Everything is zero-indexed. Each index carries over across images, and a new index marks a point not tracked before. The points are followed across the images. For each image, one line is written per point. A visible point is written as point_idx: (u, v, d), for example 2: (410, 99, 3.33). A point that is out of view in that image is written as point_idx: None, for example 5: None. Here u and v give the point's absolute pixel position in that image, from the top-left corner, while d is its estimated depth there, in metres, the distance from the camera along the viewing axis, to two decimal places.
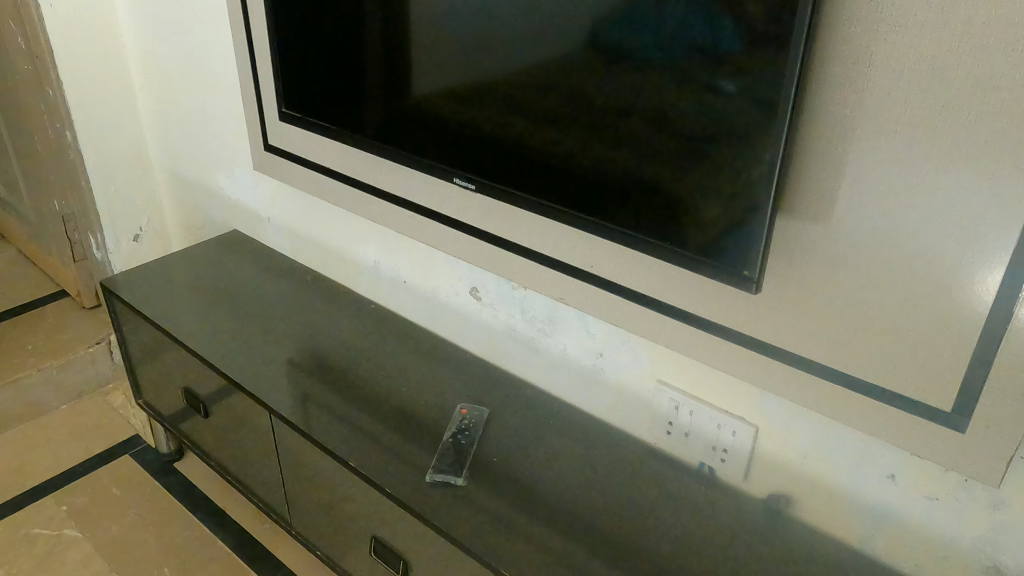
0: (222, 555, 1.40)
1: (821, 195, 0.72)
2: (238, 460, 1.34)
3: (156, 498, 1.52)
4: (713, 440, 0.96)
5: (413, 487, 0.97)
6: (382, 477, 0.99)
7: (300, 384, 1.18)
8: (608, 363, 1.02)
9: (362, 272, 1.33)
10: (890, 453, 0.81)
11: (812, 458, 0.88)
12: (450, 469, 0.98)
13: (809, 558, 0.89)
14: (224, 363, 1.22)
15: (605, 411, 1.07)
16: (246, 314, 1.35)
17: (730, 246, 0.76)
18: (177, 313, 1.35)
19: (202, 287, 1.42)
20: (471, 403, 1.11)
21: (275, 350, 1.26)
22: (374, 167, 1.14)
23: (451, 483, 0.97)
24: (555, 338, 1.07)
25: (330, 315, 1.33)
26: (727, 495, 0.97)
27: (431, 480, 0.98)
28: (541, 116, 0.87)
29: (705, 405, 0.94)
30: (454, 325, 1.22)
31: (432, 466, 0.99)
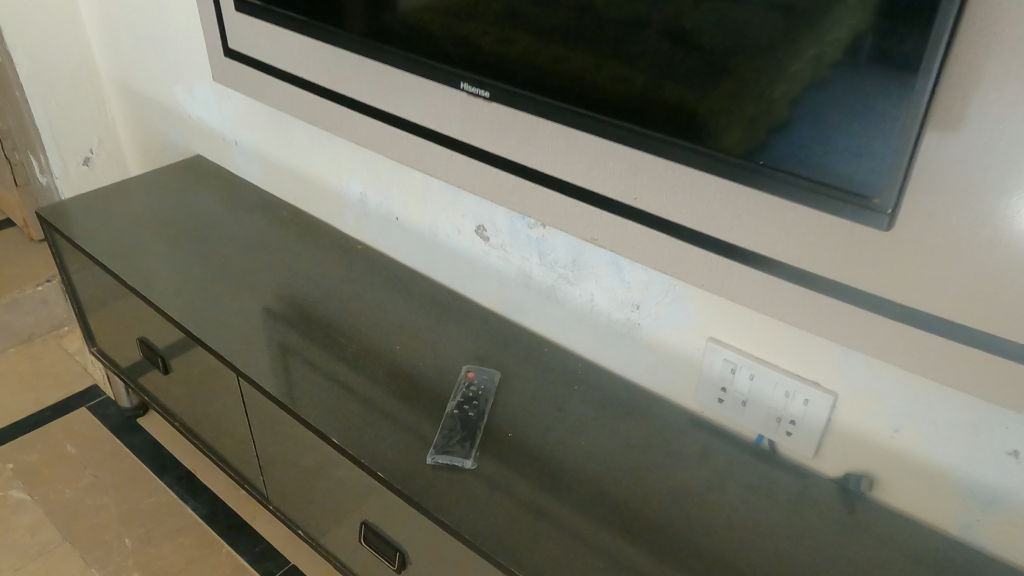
0: (189, 524, 1.23)
1: (978, 83, 0.50)
2: (206, 422, 1.16)
3: (118, 458, 1.35)
4: (776, 410, 0.79)
5: (409, 465, 0.80)
6: (370, 454, 0.81)
7: (272, 337, 0.99)
8: (646, 317, 0.85)
9: (345, 207, 1.13)
10: (1017, 424, 0.64)
11: (908, 435, 0.72)
12: (458, 449, 0.81)
13: (896, 551, 0.73)
14: (181, 309, 1.04)
15: (639, 373, 0.90)
16: (209, 253, 1.16)
17: (855, 162, 0.54)
18: (131, 249, 1.15)
19: (159, 220, 1.23)
20: (478, 366, 0.93)
21: (244, 298, 1.07)
22: (355, 72, 0.91)
23: (458, 467, 0.80)
24: (580, 288, 0.89)
25: (309, 257, 1.14)
26: (793, 476, 0.81)
27: (433, 462, 0.80)
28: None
29: (769, 368, 0.77)
30: (459, 271, 1.03)
31: (433, 445, 0.81)
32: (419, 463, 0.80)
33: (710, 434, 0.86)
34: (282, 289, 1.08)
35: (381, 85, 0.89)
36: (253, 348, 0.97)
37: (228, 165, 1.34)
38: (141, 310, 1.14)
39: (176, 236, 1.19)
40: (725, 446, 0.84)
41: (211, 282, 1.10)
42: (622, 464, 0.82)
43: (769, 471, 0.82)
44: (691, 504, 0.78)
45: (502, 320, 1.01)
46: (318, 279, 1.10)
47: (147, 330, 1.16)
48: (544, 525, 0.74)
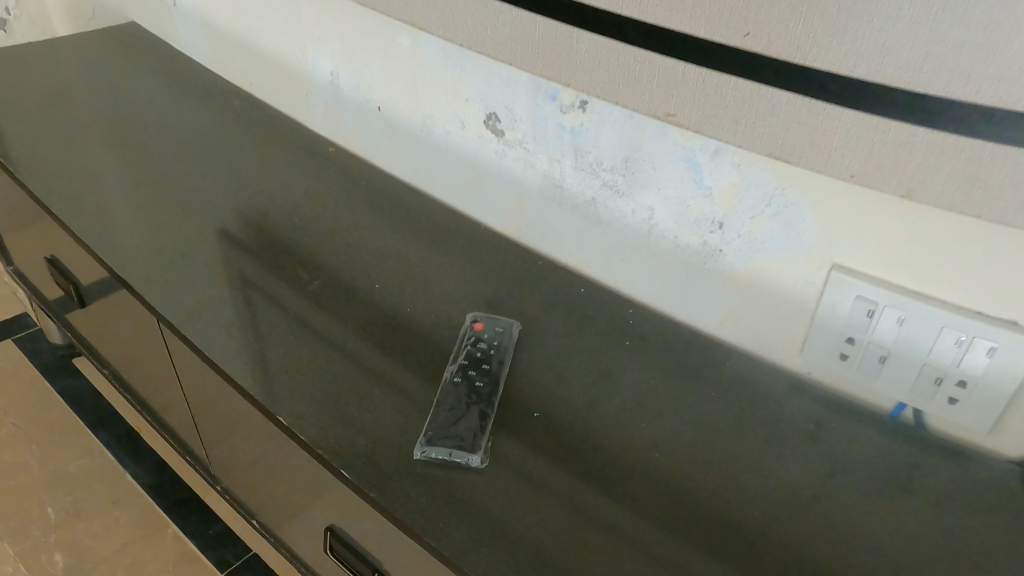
0: (125, 495, 0.97)
1: None
2: (141, 376, 0.91)
3: (45, 407, 1.08)
4: (937, 365, 0.53)
5: (388, 457, 0.54)
6: (334, 443, 0.56)
7: (210, 262, 0.73)
8: (733, 242, 0.59)
9: (311, 95, 0.85)
10: None
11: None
12: (462, 441, 0.55)
13: None
14: (90, 219, 0.77)
15: (717, 324, 0.64)
16: (138, 146, 0.88)
17: None
18: (37, 139, 0.88)
19: (76, 105, 0.94)
20: (489, 316, 0.66)
21: (174, 209, 0.80)
22: None
23: (462, 468, 0.54)
24: (635, 200, 0.63)
25: (265, 160, 0.87)
26: (951, 464, 0.56)
27: (425, 458, 0.54)
28: None
29: (930, 305, 0.51)
30: (461, 183, 0.76)
31: (426, 432, 0.55)
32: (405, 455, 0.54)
33: (823, 406, 0.60)
34: (227, 202, 0.81)
35: None
36: (181, 278, 0.71)
37: (172, 41, 1.05)
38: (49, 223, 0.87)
39: (96, 123, 0.92)
40: (844, 435, 0.59)
41: (134, 185, 0.82)
42: (699, 459, 0.56)
43: (914, 465, 0.56)
44: (806, 520, 0.52)
45: (520, 250, 0.75)
46: (277, 188, 0.82)
47: (59, 251, 0.89)
48: (588, 555, 0.49)
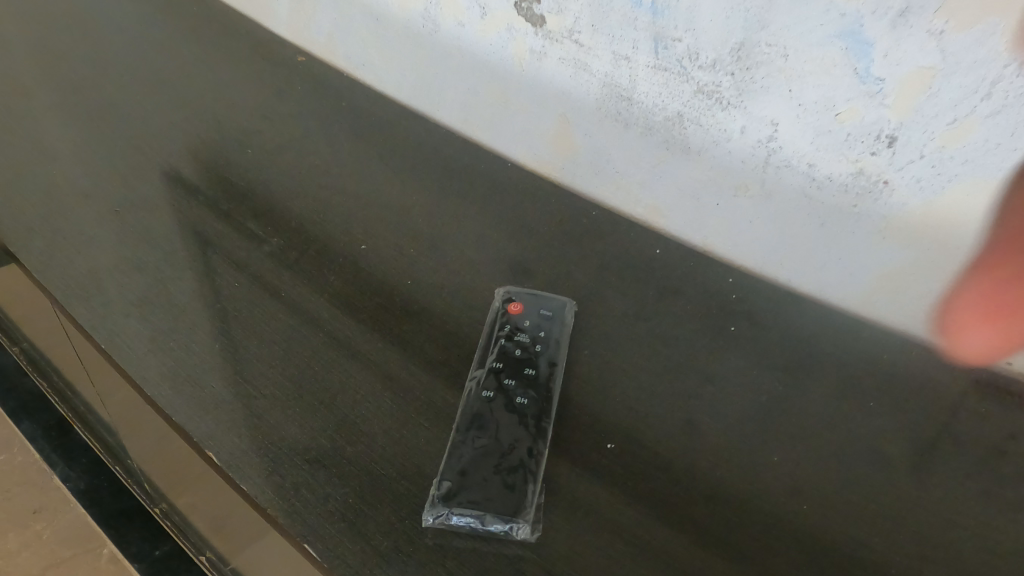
0: (50, 504, 0.78)
1: None
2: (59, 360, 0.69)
3: None
4: None
5: (384, 524, 0.35)
6: (298, 498, 0.35)
7: (127, 207, 0.51)
8: (914, 168, 0.38)
9: None
10: None
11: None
12: (503, 495, 0.35)
13: None
14: None
15: (865, 295, 0.44)
16: (39, 44, 0.65)
17: None
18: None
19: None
20: (529, 292, 0.46)
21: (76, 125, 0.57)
22: None
23: (505, 540, 0.34)
24: (747, 109, 0.41)
25: (209, 62, 0.64)
26: None
27: (446, 525, 0.34)
28: None
29: None
30: (478, 102, 0.55)
31: (446, 483, 0.36)
32: (411, 518, 0.35)
33: None
34: (152, 115, 0.58)
35: None
36: (76, 228, 0.49)
37: None
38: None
39: None
40: None
41: (25, 96, 0.59)
42: (869, 508, 0.36)
43: None
44: None
45: (562, 195, 0.54)
46: (226, 102, 0.60)
47: None
48: None
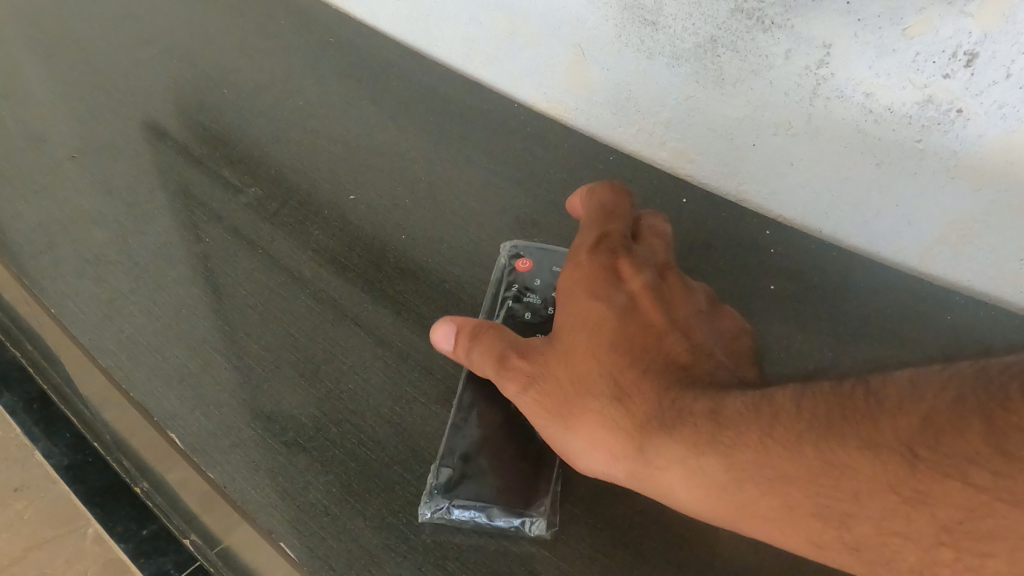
0: (32, 479, 0.73)
1: None
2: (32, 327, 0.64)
3: None
4: None
5: (374, 521, 0.30)
6: (270, 492, 0.31)
7: (88, 156, 0.46)
8: (996, 93, 0.31)
9: None
10: None
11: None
12: (515, 486, 0.31)
13: None
14: None
15: (925, 240, 0.39)
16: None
17: None
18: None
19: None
20: (540, 245, 0.40)
21: (35, 67, 0.51)
22: None
23: (516, 538, 0.30)
24: (794, 29, 0.35)
25: None
26: None
27: (445, 521, 0.30)
28: None
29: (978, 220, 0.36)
30: (482, 34, 0.48)
31: (452, 469, 0.31)
32: (405, 510, 0.31)
33: None
34: (120, 54, 0.52)
35: None
36: (29, 183, 0.44)
37: None
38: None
39: None
40: None
41: None
42: None
43: None
44: None
45: (577, 138, 0.48)
46: (201, 39, 0.54)
47: None
48: None
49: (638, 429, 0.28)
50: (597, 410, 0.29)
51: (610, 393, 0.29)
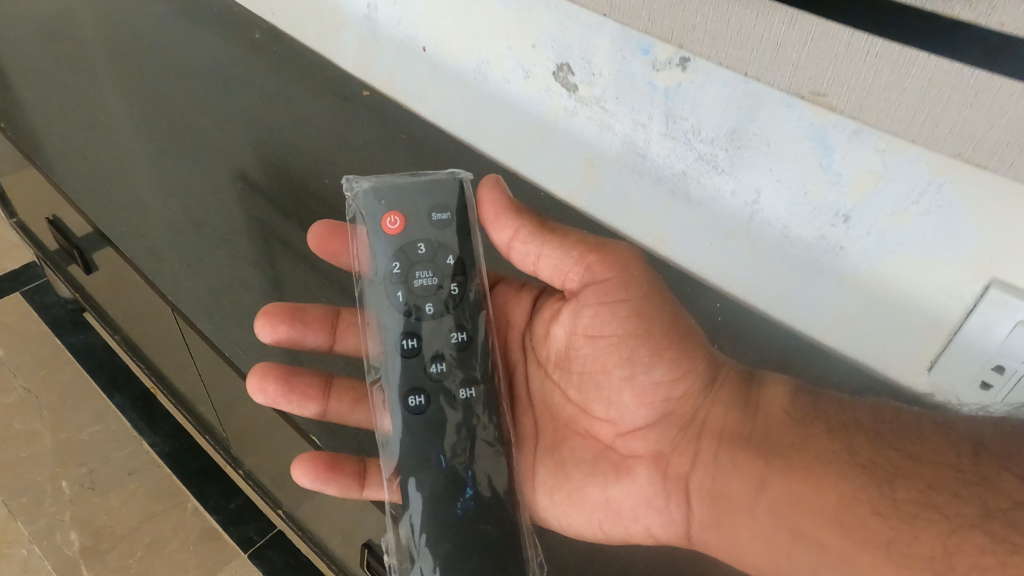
0: (144, 464, 0.91)
1: None
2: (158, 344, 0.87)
3: (57, 365, 0.98)
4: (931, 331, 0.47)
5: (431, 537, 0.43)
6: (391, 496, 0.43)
7: (228, 237, 0.63)
8: (859, 238, 0.47)
9: (343, 28, 0.73)
10: None
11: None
12: (481, 484, 0.42)
13: None
14: (97, 183, 0.66)
15: (823, 320, 0.54)
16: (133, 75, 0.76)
17: None
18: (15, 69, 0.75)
19: (65, 24, 0.81)
20: (395, 188, 0.46)
21: (188, 164, 0.69)
22: None
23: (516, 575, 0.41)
24: (738, 176, 0.52)
25: (296, 100, 0.75)
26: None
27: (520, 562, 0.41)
28: None
29: (874, 295, 0.49)
30: (519, 137, 0.65)
31: (389, 405, 0.44)
32: None
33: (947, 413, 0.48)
34: (250, 150, 0.70)
35: None
36: (198, 258, 0.62)
37: None
38: (159, 302, 0.76)
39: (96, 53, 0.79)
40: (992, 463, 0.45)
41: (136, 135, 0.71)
42: None
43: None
44: None
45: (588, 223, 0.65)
46: (307, 137, 0.71)
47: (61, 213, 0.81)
48: None
49: (742, 424, 0.41)
50: (682, 354, 0.43)
51: (688, 375, 0.43)
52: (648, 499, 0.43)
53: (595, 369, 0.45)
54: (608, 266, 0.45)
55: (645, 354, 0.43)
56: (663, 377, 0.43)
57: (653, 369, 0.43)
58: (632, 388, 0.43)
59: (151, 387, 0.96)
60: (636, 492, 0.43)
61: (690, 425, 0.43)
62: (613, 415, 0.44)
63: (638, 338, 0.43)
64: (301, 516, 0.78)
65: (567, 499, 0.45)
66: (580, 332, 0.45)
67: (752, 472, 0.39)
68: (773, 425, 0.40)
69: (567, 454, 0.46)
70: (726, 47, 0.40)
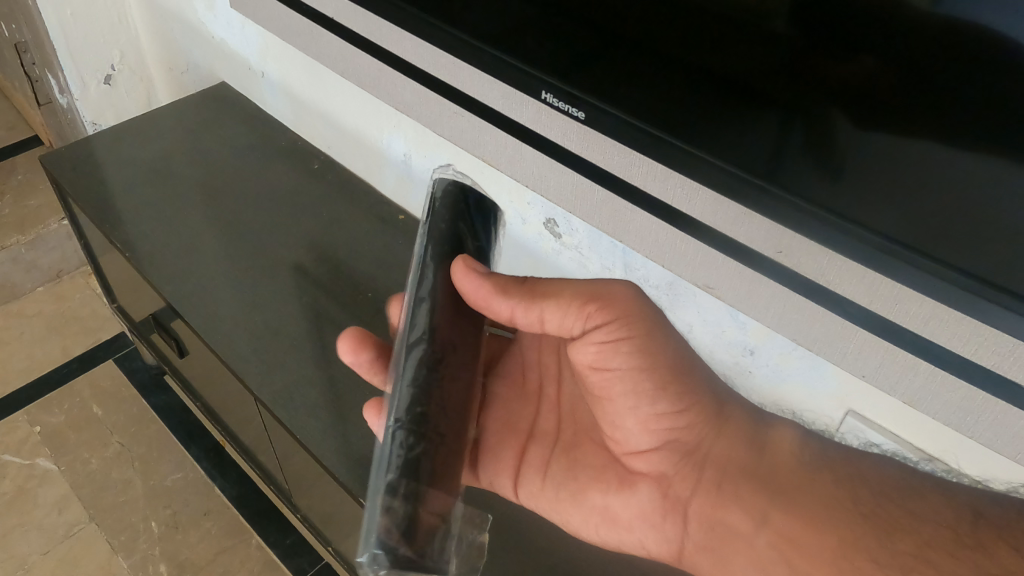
0: (216, 506, 1.11)
1: None
2: (227, 411, 1.06)
3: (148, 426, 1.22)
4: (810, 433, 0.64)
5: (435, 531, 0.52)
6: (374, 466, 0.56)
7: (299, 347, 0.84)
8: (762, 366, 0.64)
9: (385, 167, 0.96)
10: None
11: (878, 438, 0.59)
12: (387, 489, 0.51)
13: None
14: (200, 299, 0.89)
15: None
16: (222, 216, 0.99)
17: None
18: (126, 209, 0.99)
19: (167, 171, 1.05)
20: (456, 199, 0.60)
21: (264, 286, 0.91)
22: (417, 50, 0.65)
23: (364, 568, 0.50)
24: (677, 313, 0.68)
25: (349, 227, 0.99)
26: None
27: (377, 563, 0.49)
28: (688, 32, 0.39)
29: (776, 405, 0.65)
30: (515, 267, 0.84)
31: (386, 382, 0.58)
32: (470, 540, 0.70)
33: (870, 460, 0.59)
34: (312, 269, 0.93)
35: (422, 61, 0.65)
36: (273, 361, 0.83)
37: (256, 100, 1.16)
38: (235, 389, 0.96)
39: (193, 194, 1.02)
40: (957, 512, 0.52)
41: (224, 261, 0.93)
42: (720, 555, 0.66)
43: None
44: None
45: None
46: (356, 259, 0.95)
47: (161, 311, 1.03)
48: None
49: (757, 466, 0.53)
50: (684, 390, 0.55)
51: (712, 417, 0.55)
52: (646, 513, 0.57)
53: (604, 393, 0.58)
54: (611, 310, 0.54)
55: (650, 389, 0.55)
56: (665, 410, 0.55)
57: (657, 403, 0.55)
58: (638, 416, 0.56)
59: (222, 442, 1.16)
60: (633, 505, 0.58)
61: (695, 453, 0.56)
62: (621, 438, 0.59)
63: (637, 365, 0.54)
64: (345, 552, 0.96)
65: (569, 498, 0.62)
66: (589, 364, 0.57)
67: (755, 509, 0.51)
68: (784, 468, 0.52)
69: (577, 459, 0.63)
70: (649, 247, 0.58)
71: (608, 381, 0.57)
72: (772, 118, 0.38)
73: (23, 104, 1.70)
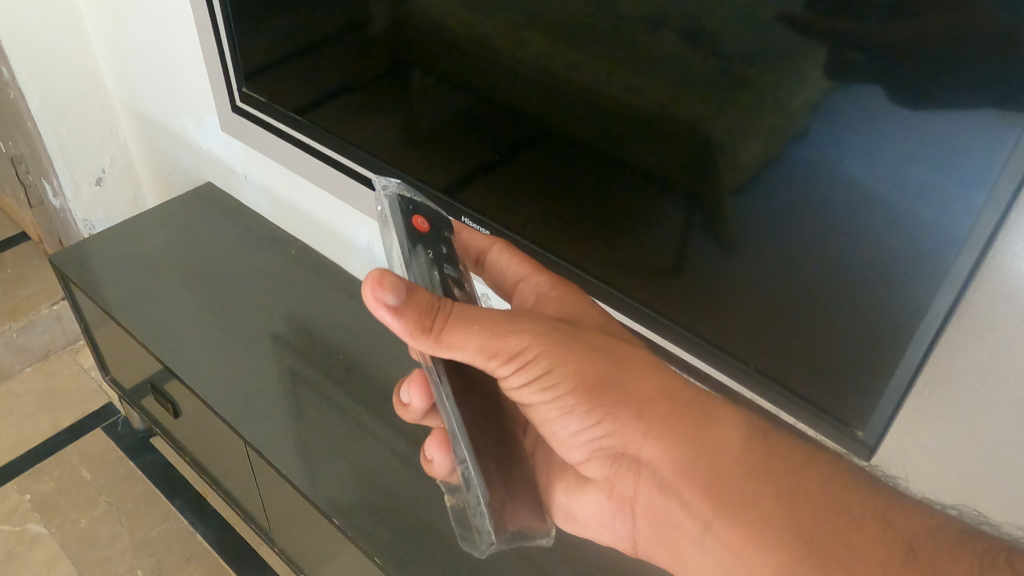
0: (197, 553, 1.25)
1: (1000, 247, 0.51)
2: (213, 462, 1.22)
3: (133, 487, 1.36)
4: None
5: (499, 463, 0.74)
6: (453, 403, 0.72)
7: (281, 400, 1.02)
8: None
9: (353, 252, 1.18)
10: None
11: None
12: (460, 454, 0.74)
13: None
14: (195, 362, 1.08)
15: None
16: (210, 296, 1.19)
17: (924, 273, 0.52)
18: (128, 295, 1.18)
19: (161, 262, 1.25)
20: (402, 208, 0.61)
21: (251, 351, 1.10)
22: None
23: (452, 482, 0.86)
24: None
25: (320, 299, 1.19)
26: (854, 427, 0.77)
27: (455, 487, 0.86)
28: (561, 192, 0.75)
29: None
30: None
31: None
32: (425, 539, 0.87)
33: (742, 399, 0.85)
34: (290, 335, 1.13)
35: None
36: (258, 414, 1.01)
37: (239, 197, 1.38)
38: (221, 438, 1.13)
39: (185, 279, 1.22)
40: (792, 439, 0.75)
41: (214, 332, 1.13)
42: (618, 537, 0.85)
43: None
44: None
45: None
46: (328, 325, 1.15)
47: (155, 376, 1.20)
48: None
49: (707, 473, 0.58)
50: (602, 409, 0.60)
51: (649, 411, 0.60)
52: (604, 513, 0.70)
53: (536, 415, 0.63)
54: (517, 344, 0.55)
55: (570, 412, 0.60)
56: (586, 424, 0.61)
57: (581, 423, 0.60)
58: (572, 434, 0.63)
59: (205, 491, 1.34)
60: (591, 504, 0.71)
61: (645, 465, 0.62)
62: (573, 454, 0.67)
63: (553, 393, 0.58)
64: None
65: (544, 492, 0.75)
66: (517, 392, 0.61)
67: (700, 519, 0.58)
68: (727, 464, 0.58)
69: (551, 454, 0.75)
70: None
71: (536, 411, 0.62)
72: (603, 236, 0.74)
73: (12, 205, 1.87)
